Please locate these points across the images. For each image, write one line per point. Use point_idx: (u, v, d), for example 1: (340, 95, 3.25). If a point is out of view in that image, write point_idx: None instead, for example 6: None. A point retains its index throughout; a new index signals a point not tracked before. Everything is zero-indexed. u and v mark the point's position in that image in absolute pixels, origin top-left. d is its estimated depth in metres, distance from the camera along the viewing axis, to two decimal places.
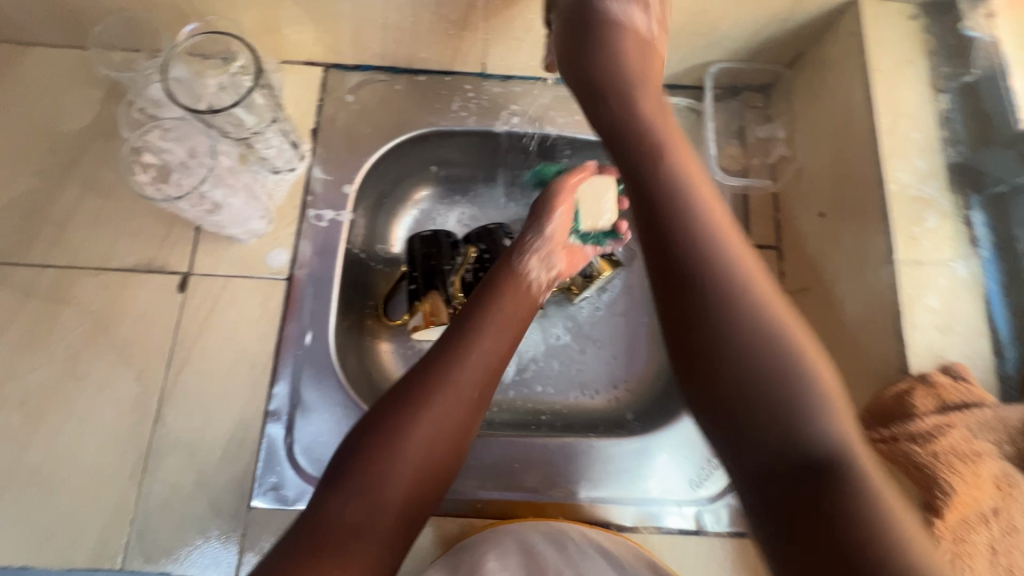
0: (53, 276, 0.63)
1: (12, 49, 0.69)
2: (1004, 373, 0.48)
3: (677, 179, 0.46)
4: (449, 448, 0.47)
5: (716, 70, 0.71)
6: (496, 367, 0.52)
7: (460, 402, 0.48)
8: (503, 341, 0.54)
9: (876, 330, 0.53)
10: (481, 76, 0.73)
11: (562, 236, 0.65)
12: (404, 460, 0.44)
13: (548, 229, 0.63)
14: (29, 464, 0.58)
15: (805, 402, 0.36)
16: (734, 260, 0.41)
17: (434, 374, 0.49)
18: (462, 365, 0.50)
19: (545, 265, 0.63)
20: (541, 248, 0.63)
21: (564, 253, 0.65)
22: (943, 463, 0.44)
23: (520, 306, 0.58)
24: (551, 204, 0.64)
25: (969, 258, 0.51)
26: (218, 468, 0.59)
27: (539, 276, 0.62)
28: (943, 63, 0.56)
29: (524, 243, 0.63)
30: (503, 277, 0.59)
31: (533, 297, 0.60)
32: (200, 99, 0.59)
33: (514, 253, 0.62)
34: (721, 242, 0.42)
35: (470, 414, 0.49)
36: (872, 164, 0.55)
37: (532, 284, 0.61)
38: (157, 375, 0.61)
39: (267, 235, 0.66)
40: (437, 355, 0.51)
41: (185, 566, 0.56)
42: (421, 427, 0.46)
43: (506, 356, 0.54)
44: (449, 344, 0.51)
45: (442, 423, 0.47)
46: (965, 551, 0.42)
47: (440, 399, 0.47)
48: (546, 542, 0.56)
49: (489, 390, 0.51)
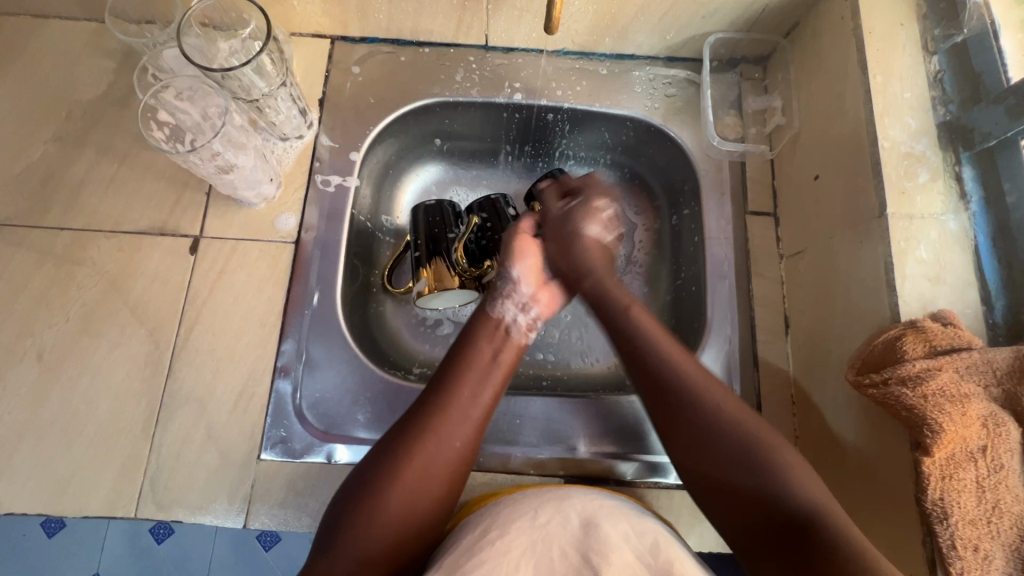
0: (68, 238, 0.65)
1: (31, 21, 0.71)
2: (992, 321, 0.50)
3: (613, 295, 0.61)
4: (431, 502, 0.48)
5: (714, 40, 0.73)
6: (480, 413, 0.53)
7: (441, 459, 0.49)
8: (484, 386, 0.54)
9: (869, 282, 0.54)
10: (484, 48, 0.75)
11: (532, 280, 0.64)
12: (384, 519, 0.46)
13: (514, 272, 0.63)
14: (45, 416, 0.59)
15: (773, 464, 0.46)
16: (713, 398, 0.50)
17: (413, 430, 0.50)
18: (443, 419, 0.51)
19: (522, 307, 0.61)
20: (513, 293, 0.62)
21: (545, 290, 0.64)
22: (931, 405, 0.45)
23: (504, 350, 0.57)
24: (514, 251, 0.64)
25: (959, 212, 0.53)
26: (229, 422, 0.61)
27: (518, 318, 0.60)
28: (934, 26, 0.58)
29: (495, 289, 0.63)
30: (478, 324, 0.59)
31: (519, 340, 0.59)
32: (213, 62, 0.61)
33: (487, 299, 0.62)
34: (676, 370, 0.52)
35: (450, 471, 0.49)
36: (864, 123, 0.56)
37: (512, 331, 0.59)
38: (169, 334, 0.63)
39: (276, 199, 0.68)
40: (418, 409, 0.51)
41: (197, 515, 0.58)
42: (401, 487, 0.47)
43: (490, 404, 0.54)
44: (430, 401, 0.52)
45: (422, 480, 0.48)
46: (949, 486, 0.44)
47: (419, 458, 0.48)
48: (552, 514, 0.46)
49: (472, 441, 0.51)
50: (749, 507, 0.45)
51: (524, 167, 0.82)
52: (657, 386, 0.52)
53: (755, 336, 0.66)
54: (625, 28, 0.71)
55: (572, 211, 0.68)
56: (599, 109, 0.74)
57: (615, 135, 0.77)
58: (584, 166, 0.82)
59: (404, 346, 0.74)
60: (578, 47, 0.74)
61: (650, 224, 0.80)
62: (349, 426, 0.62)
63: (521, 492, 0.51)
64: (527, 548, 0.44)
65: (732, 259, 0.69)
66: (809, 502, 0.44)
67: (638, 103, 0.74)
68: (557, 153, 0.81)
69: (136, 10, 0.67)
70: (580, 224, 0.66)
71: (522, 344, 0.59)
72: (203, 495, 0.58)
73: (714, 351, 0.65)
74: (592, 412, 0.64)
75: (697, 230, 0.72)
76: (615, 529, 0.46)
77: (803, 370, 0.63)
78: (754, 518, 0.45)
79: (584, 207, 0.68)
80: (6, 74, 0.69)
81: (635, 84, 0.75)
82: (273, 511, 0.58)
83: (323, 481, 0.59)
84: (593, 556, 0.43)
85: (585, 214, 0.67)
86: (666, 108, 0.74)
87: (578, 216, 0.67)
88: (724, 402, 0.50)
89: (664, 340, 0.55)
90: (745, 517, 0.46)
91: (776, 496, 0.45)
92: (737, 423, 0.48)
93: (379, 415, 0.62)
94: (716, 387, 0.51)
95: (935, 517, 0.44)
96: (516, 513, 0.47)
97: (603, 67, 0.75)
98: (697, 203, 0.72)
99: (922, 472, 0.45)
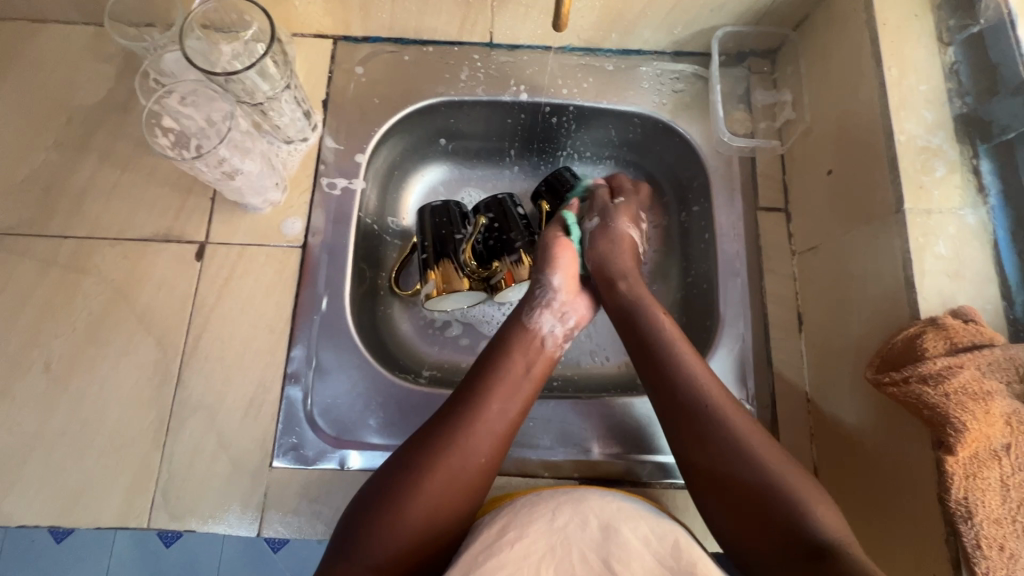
0: (73, 246, 0.64)
1: (26, 26, 0.70)
2: (1013, 317, 0.49)
3: (660, 327, 0.58)
4: (455, 512, 0.48)
5: (722, 34, 0.72)
6: (506, 426, 0.53)
7: (466, 469, 0.49)
8: (512, 400, 0.54)
9: (886, 279, 0.53)
10: (489, 46, 0.74)
11: (570, 287, 0.63)
12: (406, 526, 0.46)
13: (556, 282, 0.63)
14: (55, 427, 0.59)
15: (787, 490, 0.46)
16: (740, 431, 0.50)
17: (441, 438, 0.50)
18: (470, 430, 0.51)
19: (560, 318, 0.62)
20: (552, 303, 0.62)
21: (578, 303, 0.64)
22: (954, 403, 0.44)
23: (534, 364, 0.57)
24: (553, 258, 0.64)
25: (977, 206, 0.52)
26: (239, 431, 0.60)
27: (555, 330, 0.61)
28: (949, 17, 0.57)
29: (533, 298, 0.62)
30: (511, 335, 0.59)
31: (546, 351, 0.59)
32: (215, 64, 0.60)
33: (525, 308, 0.61)
34: (705, 400, 0.52)
35: (475, 480, 0.50)
36: (879, 116, 0.55)
37: (546, 342, 0.60)
38: (177, 341, 0.62)
39: (281, 204, 0.67)
40: (445, 419, 0.52)
41: (210, 524, 0.57)
42: (426, 498, 0.47)
43: (515, 419, 0.54)
44: (458, 410, 0.52)
45: (447, 490, 0.48)
46: (973, 485, 0.44)
47: (445, 468, 0.49)
48: (569, 515, 0.46)
49: (495, 455, 0.52)
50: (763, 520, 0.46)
51: (530, 165, 0.81)
52: (707, 433, 0.51)
53: (768, 334, 0.65)
54: (632, 22, 0.70)
55: (610, 211, 0.68)
56: (606, 106, 0.73)
57: (622, 132, 0.77)
58: (590, 164, 0.81)
59: (412, 348, 0.73)
60: (584, 43, 0.73)
61: (659, 221, 0.79)
62: (361, 431, 0.61)
63: (536, 492, 0.50)
64: (546, 551, 0.43)
65: (743, 255, 0.68)
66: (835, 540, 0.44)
67: (646, 99, 0.73)
68: (564, 151, 0.80)
69: (133, 13, 0.66)
70: (615, 223, 0.67)
71: (550, 357, 0.59)
72: (216, 504, 0.58)
73: (727, 349, 0.65)
74: (624, 410, 0.64)
75: (707, 227, 0.71)
76: (634, 532, 0.45)
77: (818, 368, 0.62)
78: (784, 554, 0.45)
79: (621, 208, 0.69)
80: (3, 80, 0.68)
81: (642, 80, 0.74)
82: (287, 519, 0.58)
83: (336, 488, 0.59)
84: (615, 563, 0.43)
85: (620, 217, 0.67)
86: (674, 104, 0.73)
87: (616, 215, 0.68)
88: (767, 445, 0.49)
89: (708, 379, 0.54)
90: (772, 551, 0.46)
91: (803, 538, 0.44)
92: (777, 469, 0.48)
93: (391, 419, 0.62)
94: (761, 437, 0.50)
95: (959, 516, 0.44)
96: (534, 515, 0.46)
97: (609, 62, 0.74)
98: (707, 200, 0.71)
99: (946, 471, 0.44)
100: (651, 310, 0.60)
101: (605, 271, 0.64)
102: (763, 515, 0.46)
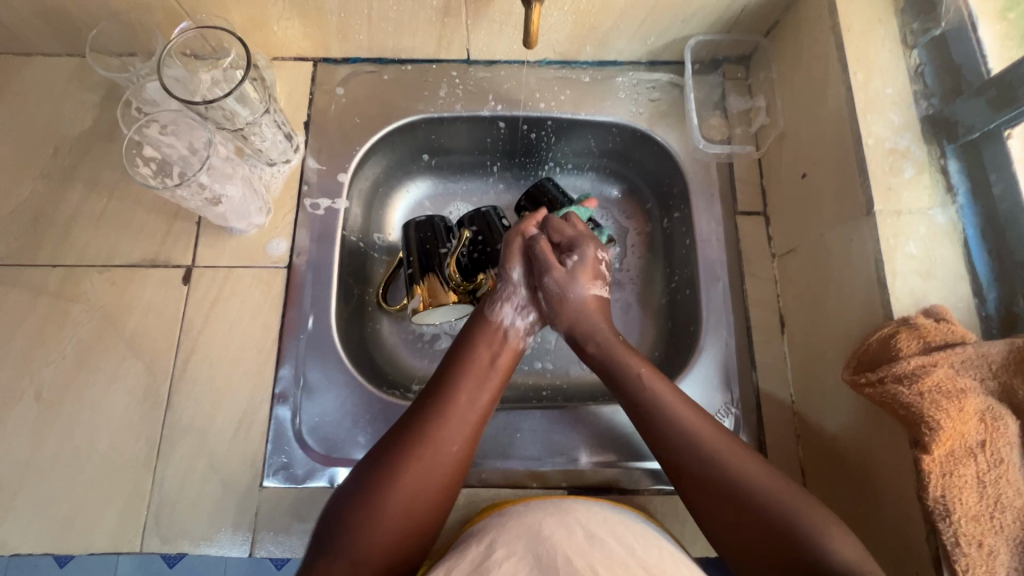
0: (61, 274, 0.65)
1: (12, 60, 0.71)
2: (985, 314, 0.50)
3: (621, 358, 0.60)
4: (431, 507, 0.49)
5: (695, 43, 0.73)
6: (474, 419, 0.54)
7: (439, 462, 0.50)
8: (479, 394, 0.56)
9: (860, 281, 0.54)
10: (466, 63, 0.75)
11: (529, 282, 0.66)
12: (384, 522, 0.47)
13: (516, 275, 0.65)
14: (47, 455, 0.60)
15: (776, 507, 0.47)
16: (693, 424, 0.53)
17: (414, 433, 0.51)
18: (440, 424, 0.52)
19: (519, 311, 0.64)
20: (513, 295, 0.65)
21: (539, 297, 0.66)
22: (928, 402, 0.44)
23: (499, 355, 0.60)
24: (511, 251, 0.66)
25: (946, 206, 0.53)
26: (230, 452, 0.61)
27: (517, 322, 0.63)
28: (912, 20, 0.58)
29: (495, 292, 0.65)
30: (474, 330, 0.61)
31: (510, 342, 0.62)
32: (195, 93, 0.61)
33: (487, 302, 0.64)
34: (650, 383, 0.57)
35: (450, 472, 0.51)
36: (848, 120, 0.56)
37: (509, 335, 0.62)
38: (167, 365, 0.63)
39: (266, 226, 0.68)
40: (417, 413, 0.53)
41: (202, 546, 0.58)
42: (402, 490, 0.48)
43: (485, 409, 0.55)
44: (428, 406, 0.53)
45: (422, 486, 0.49)
46: (950, 483, 0.44)
47: (420, 457, 0.50)
48: (554, 527, 0.46)
49: (468, 445, 0.53)
50: (748, 521, 0.48)
51: (513, 178, 0.82)
52: (658, 419, 0.54)
53: (750, 336, 0.66)
54: (606, 35, 0.71)
55: (571, 274, 0.64)
56: (585, 118, 0.74)
57: (601, 141, 0.77)
58: (572, 175, 0.82)
59: (401, 363, 0.74)
60: (560, 56, 0.75)
61: (642, 228, 0.80)
62: (350, 448, 0.62)
63: (522, 505, 0.51)
64: (532, 561, 0.43)
65: (724, 260, 0.69)
66: (842, 559, 0.43)
67: (623, 109, 0.74)
68: (546, 162, 0.81)
69: (114, 44, 0.67)
70: (577, 290, 0.64)
71: (517, 348, 0.62)
72: (207, 525, 0.58)
73: (711, 354, 0.65)
74: (608, 420, 0.64)
75: (688, 233, 0.72)
76: (619, 542, 0.45)
77: (801, 369, 0.63)
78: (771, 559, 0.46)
79: (582, 264, 0.65)
80: None
81: (618, 90, 0.75)
82: (278, 539, 0.58)
83: (326, 506, 0.59)
84: (598, 566, 0.42)
85: (578, 277, 0.65)
86: (651, 112, 0.74)
87: (575, 278, 0.64)
88: (734, 455, 0.51)
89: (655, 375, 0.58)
90: (761, 552, 0.47)
91: (801, 549, 0.45)
92: (753, 479, 0.49)
93: (380, 435, 0.62)
94: (746, 457, 0.51)
95: (938, 514, 0.44)
96: (518, 529, 0.47)
97: (585, 74, 0.75)
98: (686, 206, 0.72)
99: (923, 470, 0.45)
100: (618, 349, 0.61)
101: (578, 332, 0.64)
102: (752, 527, 0.48)
